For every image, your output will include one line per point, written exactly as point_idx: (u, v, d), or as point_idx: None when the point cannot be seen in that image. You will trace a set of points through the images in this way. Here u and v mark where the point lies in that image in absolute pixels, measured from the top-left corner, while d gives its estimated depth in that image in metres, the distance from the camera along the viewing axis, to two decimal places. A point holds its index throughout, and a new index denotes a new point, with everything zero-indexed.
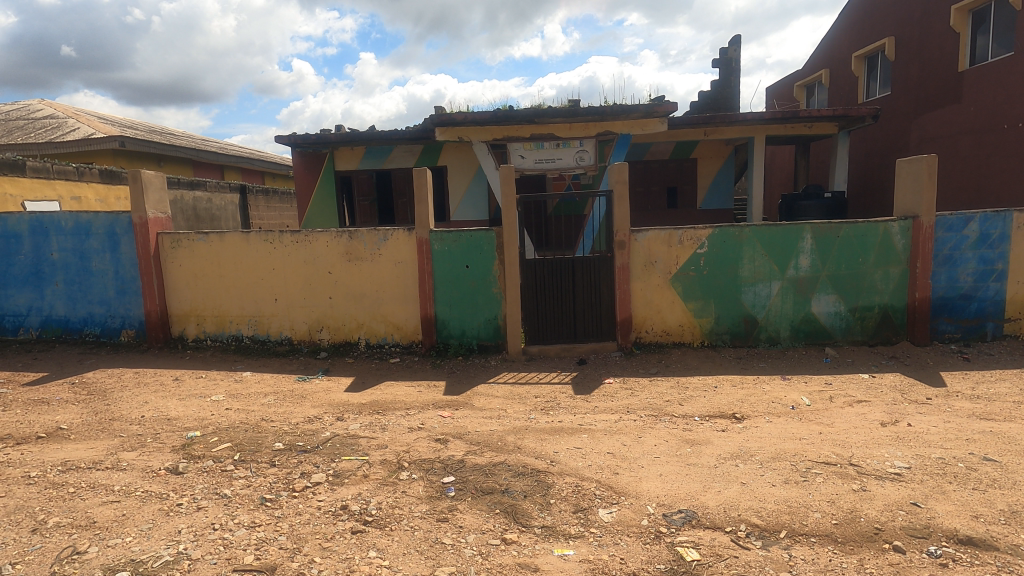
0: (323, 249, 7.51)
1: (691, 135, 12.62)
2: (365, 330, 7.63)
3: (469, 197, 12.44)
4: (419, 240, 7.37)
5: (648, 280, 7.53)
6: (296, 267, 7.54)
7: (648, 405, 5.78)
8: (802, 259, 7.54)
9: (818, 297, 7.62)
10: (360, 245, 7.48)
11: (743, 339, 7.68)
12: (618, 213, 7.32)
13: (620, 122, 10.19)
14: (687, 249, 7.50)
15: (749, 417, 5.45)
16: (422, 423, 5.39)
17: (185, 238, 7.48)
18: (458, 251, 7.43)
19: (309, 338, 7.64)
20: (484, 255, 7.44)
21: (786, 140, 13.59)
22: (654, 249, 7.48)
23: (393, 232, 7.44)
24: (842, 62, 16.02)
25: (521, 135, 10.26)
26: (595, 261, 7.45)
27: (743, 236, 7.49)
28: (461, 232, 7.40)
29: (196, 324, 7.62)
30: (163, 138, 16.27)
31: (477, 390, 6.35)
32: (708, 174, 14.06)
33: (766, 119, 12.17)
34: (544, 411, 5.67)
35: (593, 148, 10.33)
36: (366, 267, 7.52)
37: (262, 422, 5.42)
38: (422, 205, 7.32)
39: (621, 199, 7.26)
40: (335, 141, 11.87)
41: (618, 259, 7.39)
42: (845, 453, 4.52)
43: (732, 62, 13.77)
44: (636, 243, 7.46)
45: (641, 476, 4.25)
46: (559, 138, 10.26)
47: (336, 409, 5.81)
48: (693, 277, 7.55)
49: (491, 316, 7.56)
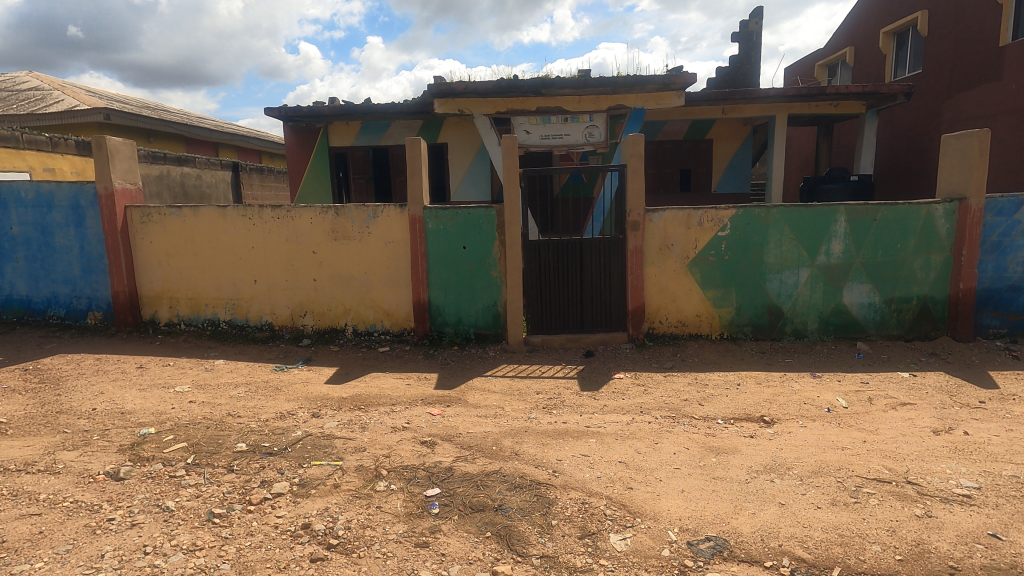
0: (307, 227, 6.84)
1: (708, 113, 11.83)
2: (353, 315, 6.99)
3: (470, 177, 11.74)
4: (412, 218, 6.70)
5: (664, 265, 6.83)
6: (277, 246, 6.88)
7: (664, 405, 5.12)
8: (834, 244, 6.82)
9: (850, 286, 6.90)
10: (346, 222, 6.82)
11: (766, 331, 6.99)
12: (631, 189, 6.60)
13: (634, 95, 9.43)
14: (707, 231, 6.79)
15: (780, 421, 4.79)
16: (408, 422, 4.76)
17: (156, 213, 6.82)
18: (454, 231, 6.75)
19: (292, 324, 7.00)
20: (483, 236, 6.76)
21: (809, 120, 12.77)
22: (671, 231, 6.77)
23: (384, 209, 6.77)
24: (868, 39, 15.10)
25: (527, 109, 9.52)
26: (605, 243, 6.79)
27: (769, 219, 6.77)
28: (458, 210, 6.72)
29: (168, 307, 6.98)
30: (154, 113, 15.61)
31: (473, 384, 5.70)
32: (725, 156, 13.27)
33: (789, 96, 11.36)
34: (547, 410, 5.02)
35: (604, 123, 9.51)
36: (354, 247, 6.86)
37: (227, 419, 4.79)
38: (415, 177, 6.63)
39: (636, 176, 6.55)
40: (329, 114, 11.15)
41: (631, 242, 6.70)
42: (898, 468, 3.85)
43: (753, 36, 12.91)
44: (652, 225, 6.75)
45: (660, 492, 3.59)
46: (567, 112, 9.49)
47: (313, 404, 5.18)
48: (713, 262, 6.85)
49: (490, 303, 6.89)
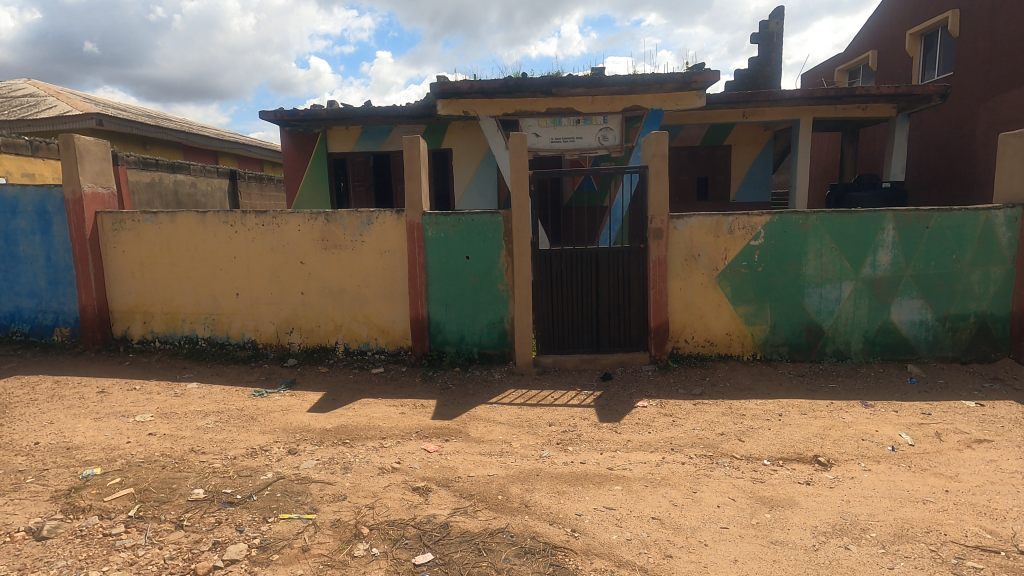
0: (294, 235, 6.21)
1: (728, 117, 11.18)
2: (344, 333, 6.32)
3: (476, 185, 11.13)
4: (409, 224, 6.04)
5: (690, 278, 6.13)
6: (262, 256, 6.24)
7: (697, 441, 4.39)
8: (881, 255, 6.09)
9: (899, 302, 6.16)
10: (337, 230, 6.18)
11: (804, 352, 6.25)
12: (654, 192, 5.92)
13: (651, 96, 8.78)
14: (738, 240, 6.09)
15: (839, 462, 4.04)
16: (399, 461, 4.06)
17: (129, 220, 6.22)
18: (456, 239, 6.09)
19: (277, 341, 6.34)
20: (488, 244, 6.10)
21: (833, 125, 12.08)
22: (697, 240, 6.08)
23: (379, 215, 6.13)
24: (893, 41, 14.44)
25: (536, 110, 8.89)
26: (624, 253, 6.12)
27: (808, 226, 6.06)
28: (460, 216, 6.06)
29: (142, 323, 6.36)
30: (151, 120, 15.19)
31: (475, 414, 4.99)
32: (744, 162, 12.58)
33: (815, 99, 10.69)
34: (562, 447, 4.30)
35: (619, 126, 8.96)
36: (346, 257, 6.22)
37: (189, 456, 4.11)
38: (413, 180, 5.99)
39: (659, 178, 5.88)
40: (327, 118, 10.58)
41: (653, 252, 6.01)
42: (1002, 531, 3.09)
43: (773, 36, 12.27)
44: (676, 233, 6.07)
45: (707, 564, 2.85)
46: (579, 114, 8.92)
47: (291, 436, 4.49)
48: (745, 274, 6.14)
49: (495, 319, 6.21)
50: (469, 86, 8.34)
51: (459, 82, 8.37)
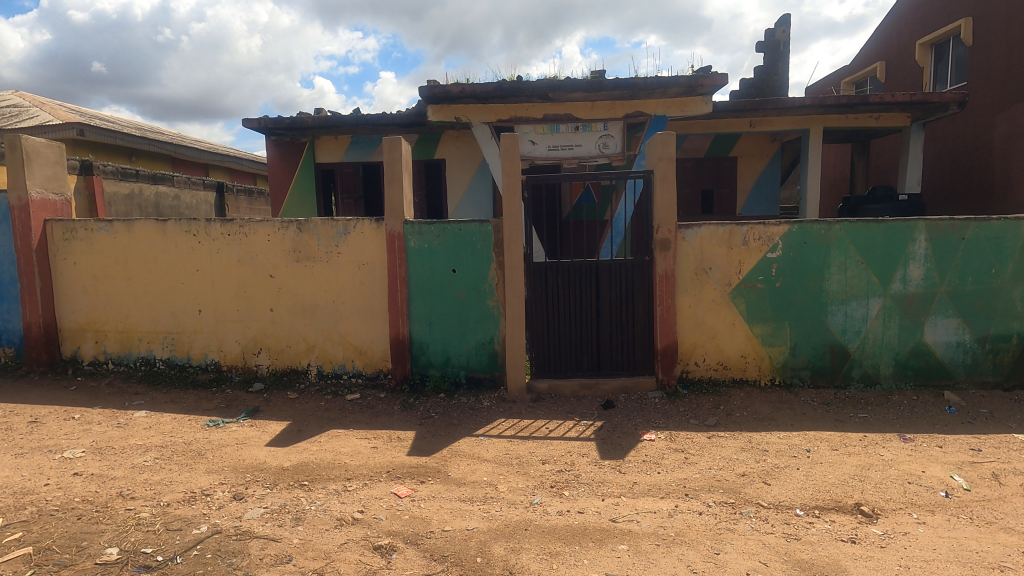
0: (262, 245, 5.64)
1: (734, 127, 10.68)
2: (317, 353, 5.71)
3: (470, 197, 10.61)
4: (389, 234, 5.47)
5: (701, 294, 5.52)
6: (227, 268, 5.66)
7: (715, 485, 3.74)
8: (912, 269, 5.49)
9: (932, 321, 5.55)
10: (311, 240, 5.61)
11: (828, 377, 5.61)
12: (660, 199, 5.35)
13: (654, 101, 8.28)
14: (753, 252, 5.50)
15: (886, 513, 3.39)
16: (363, 510, 3.42)
17: (81, 228, 5.65)
18: (442, 251, 5.51)
19: (242, 363, 5.72)
20: (477, 256, 5.51)
21: (844, 135, 11.58)
22: (709, 252, 5.49)
23: (356, 224, 5.56)
24: (901, 52, 14.03)
25: (532, 116, 8.39)
26: (627, 266, 5.54)
27: (831, 237, 5.47)
28: (446, 225, 5.48)
29: (94, 342, 5.76)
30: (138, 132, 14.80)
31: (458, 449, 4.35)
32: (751, 175, 12.05)
33: (826, 108, 10.19)
34: (556, 491, 3.66)
35: (620, 133, 8.41)
36: (319, 270, 5.64)
37: (114, 502, 3.46)
38: (394, 185, 5.43)
39: (666, 183, 5.32)
40: (314, 127, 10.09)
41: (660, 265, 5.41)
42: None
43: (780, 45, 11.86)
44: (685, 244, 5.47)
45: None
46: (579, 120, 8.38)
47: (241, 477, 3.84)
48: (762, 290, 5.54)
49: (484, 339, 5.59)
50: (461, 89, 7.83)
51: (450, 85, 7.87)
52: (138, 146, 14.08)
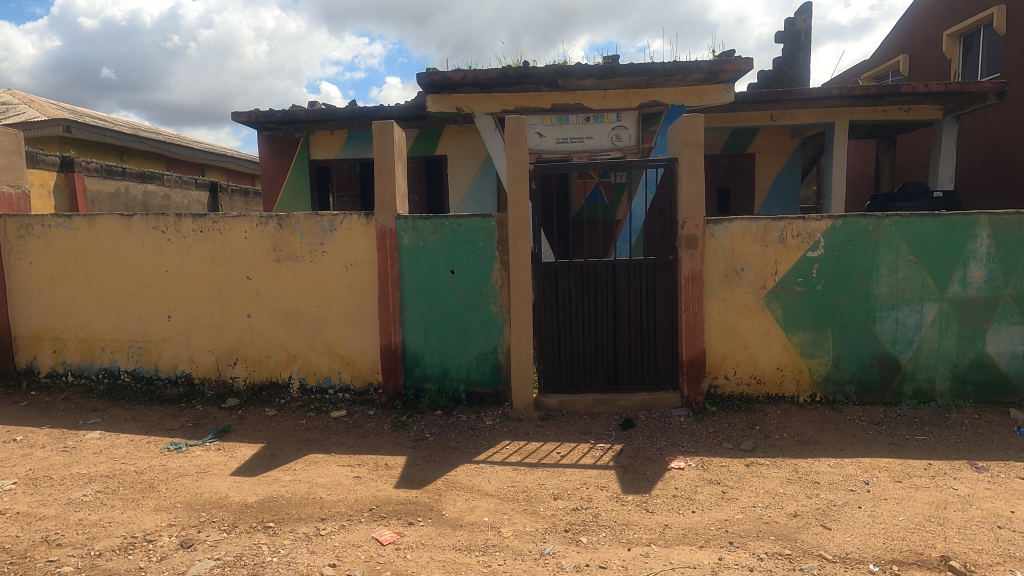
0: (239, 243, 5.04)
1: (753, 121, 10.04)
2: (299, 365, 5.10)
3: (473, 195, 10.02)
4: (380, 230, 4.86)
5: (731, 299, 4.88)
6: (198, 269, 5.06)
7: (764, 530, 3.09)
8: (973, 270, 4.82)
9: (996, 328, 4.88)
10: (292, 238, 5.01)
11: (876, 392, 4.95)
12: (686, 190, 4.71)
13: (671, 90, 7.66)
14: (791, 251, 4.85)
15: (983, 571, 2.72)
16: (335, 562, 2.79)
17: (38, 225, 5.09)
18: (439, 249, 4.89)
19: (216, 375, 5.11)
20: (478, 255, 4.89)
21: (869, 130, 10.91)
22: (741, 250, 4.85)
23: (344, 219, 4.96)
24: (926, 44, 13.35)
25: (540, 106, 7.78)
26: (647, 266, 4.92)
27: (880, 233, 4.81)
28: (443, 220, 4.86)
29: (52, 352, 5.19)
30: (130, 130, 14.32)
31: (455, 479, 3.72)
32: (770, 172, 11.39)
33: (853, 99, 9.54)
34: (572, 537, 3.02)
35: (634, 124, 7.82)
36: (302, 271, 5.03)
37: (35, 551, 2.85)
38: (385, 175, 4.83)
39: (692, 173, 4.68)
40: (308, 121, 9.53)
41: (685, 266, 4.77)
42: None
43: (801, 35, 11.21)
44: (713, 242, 4.83)
45: None
46: (589, 111, 7.81)
47: (194, 516, 3.22)
48: (801, 294, 4.89)
49: (486, 349, 4.96)
50: (463, 77, 7.21)
51: (450, 72, 7.22)
52: (129, 145, 13.60)
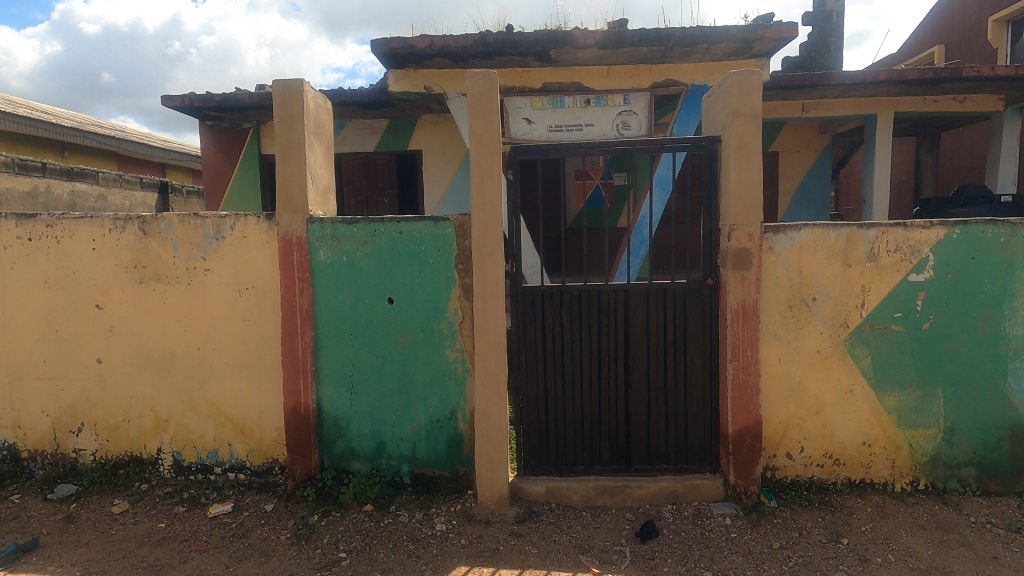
0: (84, 258, 3.50)
1: (781, 113, 8.54)
2: (171, 433, 3.55)
3: (452, 197, 8.51)
4: (283, 239, 3.32)
5: (798, 343, 3.35)
6: (27, 295, 3.53)
7: None
8: None
9: None
10: (160, 250, 3.47)
11: (1007, 478, 3.40)
12: (734, 184, 3.18)
13: (691, 66, 6.18)
14: (884, 273, 3.32)
15: None
16: None
17: None
18: (370, 268, 3.34)
19: (52, 447, 3.58)
20: (428, 277, 3.33)
21: (913, 124, 9.40)
22: (812, 272, 3.32)
23: (234, 224, 3.43)
24: (965, 32, 11.88)
25: (529, 85, 6.28)
26: (673, 294, 3.40)
27: (1016, 249, 3.28)
28: (377, 224, 3.32)
29: None
30: (75, 123, 12.79)
31: None
32: (797, 173, 9.87)
33: (900, 88, 8.04)
34: None
35: (646, 109, 6.26)
36: (175, 298, 3.49)
37: None
38: (292, 160, 3.30)
39: (744, 157, 3.15)
40: (255, 109, 8.01)
41: (733, 295, 3.24)
42: None
43: (832, 16, 9.73)
44: (772, 260, 3.29)
45: None
46: (589, 92, 6.27)
47: None
48: (899, 335, 3.35)
49: (439, 413, 3.40)
50: (429, 44, 5.67)
51: (414, 38, 5.66)
52: (72, 140, 12.07)
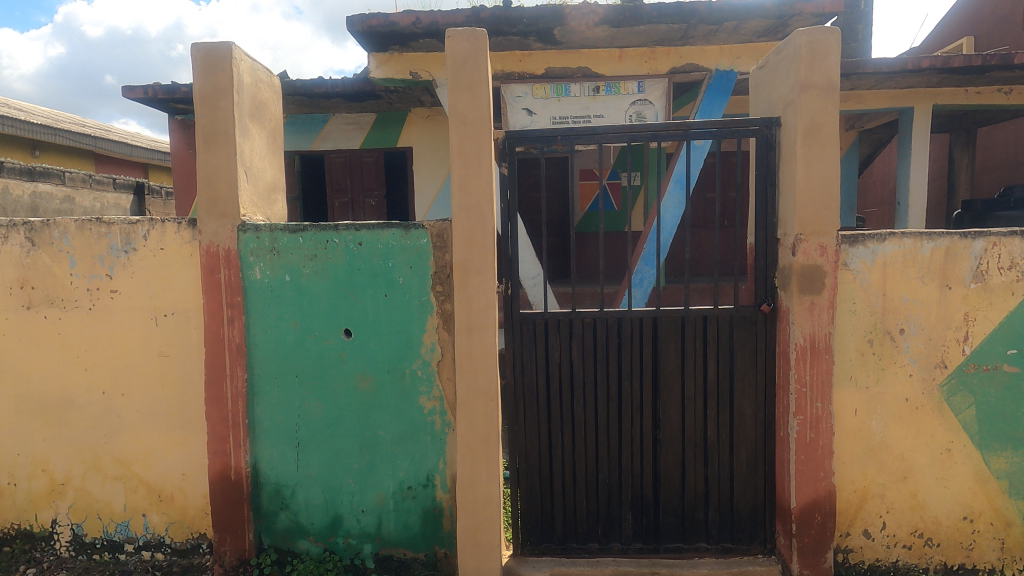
0: None
1: None
2: (69, 500, 2.77)
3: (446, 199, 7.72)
4: (208, 254, 2.54)
5: (880, 389, 2.56)
6: None
7: None
8: None
9: None
10: (54, 267, 2.69)
11: None
12: (803, 181, 2.39)
13: (715, 49, 5.41)
14: (994, 298, 2.54)
15: None
16: None
17: None
18: (321, 290, 2.55)
19: None
20: (396, 302, 2.55)
21: (950, 119, 8.60)
22: (900, 296, 2.53)
23: (148, 233, 2.65)
24: (992, 23, 11.00)
25: (531, 70, 5.51)
26: (714, 325, 2.62)
27: None
28: (331, 234, 2.53)
29: None
30: (48, 121, 11.95)
31: None
32: None
33: (942, 78, 7.25)
34: None
35: (663, 98, 5.48)
36: (73, 328, 2.71)
37: None
38: (218, 148, 2.51)
39: (815, 145, 2.37)
40: None
41: (798, 328, 2.45)
42: None
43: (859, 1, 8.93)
44: (848, 280, 2.50)
45: None
46: (598, 79, 5.49)
47: None
48: (1013, 377, 2.56)
49: (411, 477, 2.62)
50: (415, 21, 4.90)
51: (397, 14, 4.90)
52: (43, 138, 11.23)
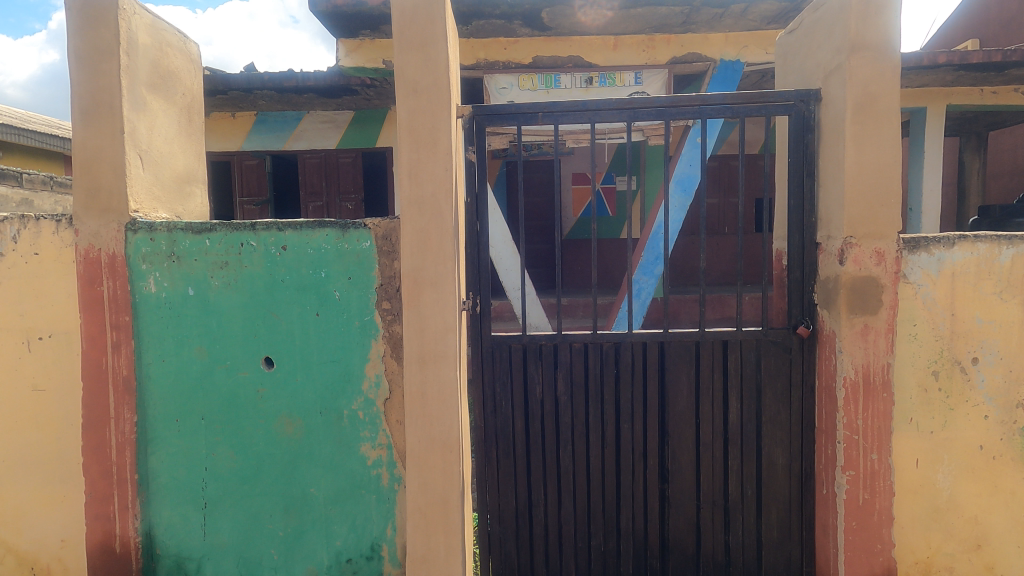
0: None
1: None
2: None
3: None
4: (89, 262, 1.97)
5: (948, 434, 2.01)
6: None
7: None
8: None
9: None
10: None
11: None
12: (853, 169, 1.85)
13: (719, 36, 4.91)
14: None
15: None
16: None
17: None
18: (234, 308, 1.99)
19: None
20: (330, 323, 1.99)
21: (963, 121, 8.13)
22: (974, 316, 1.99)
23: (17, 236, 2.07)
24: (1001, 24, 10.59)
25: (517, 60, 4.99)
26: (736, 352, 2.07)
27: None
28: (245, 237, 1.97)
29: None
30: (13, 120, 11.20)
31: None
32: None
33: (958, 76, 6.79)
34: None
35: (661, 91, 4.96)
36: None
37: None
38: (100, 126, 1.95)
39: (868, 123, 1.84)
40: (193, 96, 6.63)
41: (847, 358, 1.90)
42: None
43: None
44: (908, 295, 1.96)
45: None
46: (591, 69, 4.99)
47: None
48: None
49: (350, 548, 2.04)
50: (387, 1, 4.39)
51: None
52: (5, 137, 10.49)
